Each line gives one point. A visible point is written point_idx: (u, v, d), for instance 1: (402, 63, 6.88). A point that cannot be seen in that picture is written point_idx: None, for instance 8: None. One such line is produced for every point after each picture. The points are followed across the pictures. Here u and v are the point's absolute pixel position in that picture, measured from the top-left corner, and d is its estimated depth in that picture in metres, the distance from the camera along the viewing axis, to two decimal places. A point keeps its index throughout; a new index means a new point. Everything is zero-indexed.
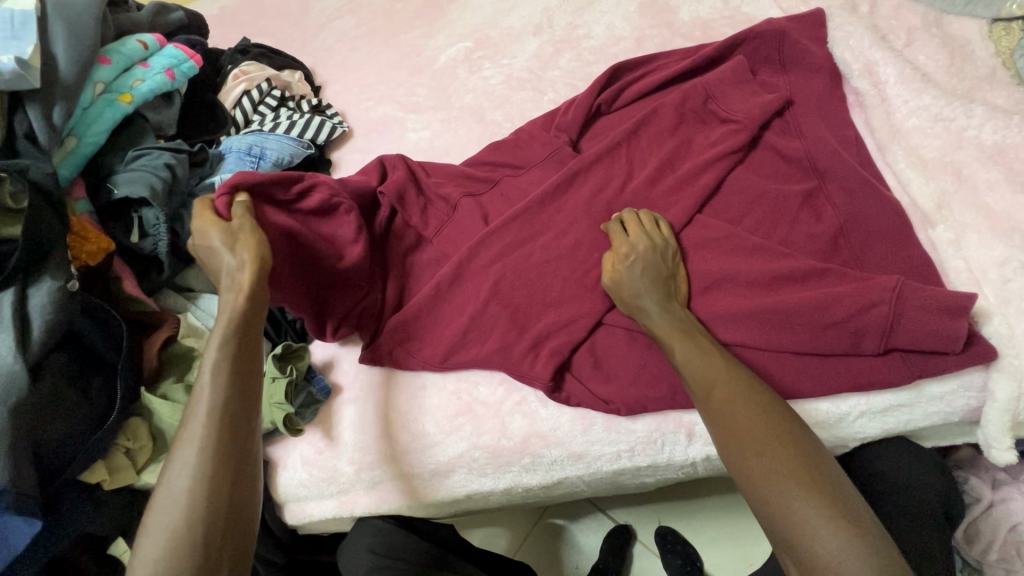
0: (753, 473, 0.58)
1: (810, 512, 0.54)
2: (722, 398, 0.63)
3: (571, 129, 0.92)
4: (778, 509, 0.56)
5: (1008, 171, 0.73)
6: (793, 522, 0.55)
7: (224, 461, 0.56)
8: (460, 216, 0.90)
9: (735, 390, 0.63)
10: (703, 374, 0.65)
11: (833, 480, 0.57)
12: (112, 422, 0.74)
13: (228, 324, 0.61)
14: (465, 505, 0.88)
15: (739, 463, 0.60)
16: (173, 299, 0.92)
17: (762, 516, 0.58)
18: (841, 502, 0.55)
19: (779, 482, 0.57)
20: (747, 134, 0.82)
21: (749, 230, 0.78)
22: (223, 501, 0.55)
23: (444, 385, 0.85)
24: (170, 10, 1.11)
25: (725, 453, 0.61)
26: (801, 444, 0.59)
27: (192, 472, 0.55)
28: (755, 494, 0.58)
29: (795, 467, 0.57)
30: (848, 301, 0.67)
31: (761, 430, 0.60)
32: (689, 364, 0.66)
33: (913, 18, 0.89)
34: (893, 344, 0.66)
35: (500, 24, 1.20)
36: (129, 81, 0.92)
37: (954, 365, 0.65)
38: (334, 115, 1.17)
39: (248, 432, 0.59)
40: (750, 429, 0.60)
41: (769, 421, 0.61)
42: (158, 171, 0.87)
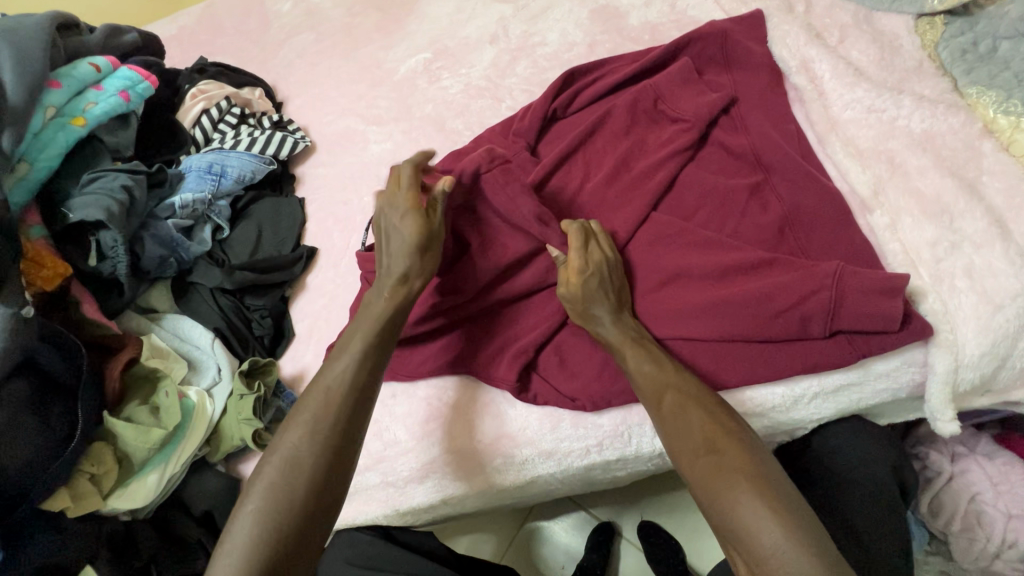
0: (702, 472, 0.60)
1: (756, 508, 0.56)
2: (670, 401, 0.66)
3: (528, 134, 0.95)
4: (725, 501, 0.57)
5: (936, 157, 0.77)
6: (734, 512, 0.56)
7: (343, 424, 0.64)
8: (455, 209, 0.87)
9: (684, 396, 0.66)
10: (654, 381, 0.67)
11: (777, 478, 0.59)
12: (75, 447, 0.73)
13: (375, 324, 0.71)
14: (443, 511, 0.89)
15: (690, 462, 0.61)
16: (136, 320, 0.93)
17: (709, 514, 0.59)
18: (783, 497, 0.56)
19: (727, 480, 0.58)
20: (695, 132, 0.85)
21: (700, 225, 0.81)
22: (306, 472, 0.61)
23: (416, 391, 0.86)
24: (124, 31, 1.11)
25: (676, 453, 0.63)
26: (747, 443, 0.62)
27: (303, 440, 0.63)
28: (703, 494, 0.59)
29: (741, 462, 0.59)
30: (792, 289, 0.69)
31: (707, 426, 0.63)
32: (643, 371, 0.68)
33: (845, 15, 0.93)
34: (838, 326, 0.68)
35: (457, 34, 1.22)
36: (82, 104, 0.91)
37: (896, 343, 0.67)
38: (296, 130, 1.18)
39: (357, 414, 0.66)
40: (703, 429, 0.63)
41: (721, 423, 0.63)
42: (114, 195, 0.86)
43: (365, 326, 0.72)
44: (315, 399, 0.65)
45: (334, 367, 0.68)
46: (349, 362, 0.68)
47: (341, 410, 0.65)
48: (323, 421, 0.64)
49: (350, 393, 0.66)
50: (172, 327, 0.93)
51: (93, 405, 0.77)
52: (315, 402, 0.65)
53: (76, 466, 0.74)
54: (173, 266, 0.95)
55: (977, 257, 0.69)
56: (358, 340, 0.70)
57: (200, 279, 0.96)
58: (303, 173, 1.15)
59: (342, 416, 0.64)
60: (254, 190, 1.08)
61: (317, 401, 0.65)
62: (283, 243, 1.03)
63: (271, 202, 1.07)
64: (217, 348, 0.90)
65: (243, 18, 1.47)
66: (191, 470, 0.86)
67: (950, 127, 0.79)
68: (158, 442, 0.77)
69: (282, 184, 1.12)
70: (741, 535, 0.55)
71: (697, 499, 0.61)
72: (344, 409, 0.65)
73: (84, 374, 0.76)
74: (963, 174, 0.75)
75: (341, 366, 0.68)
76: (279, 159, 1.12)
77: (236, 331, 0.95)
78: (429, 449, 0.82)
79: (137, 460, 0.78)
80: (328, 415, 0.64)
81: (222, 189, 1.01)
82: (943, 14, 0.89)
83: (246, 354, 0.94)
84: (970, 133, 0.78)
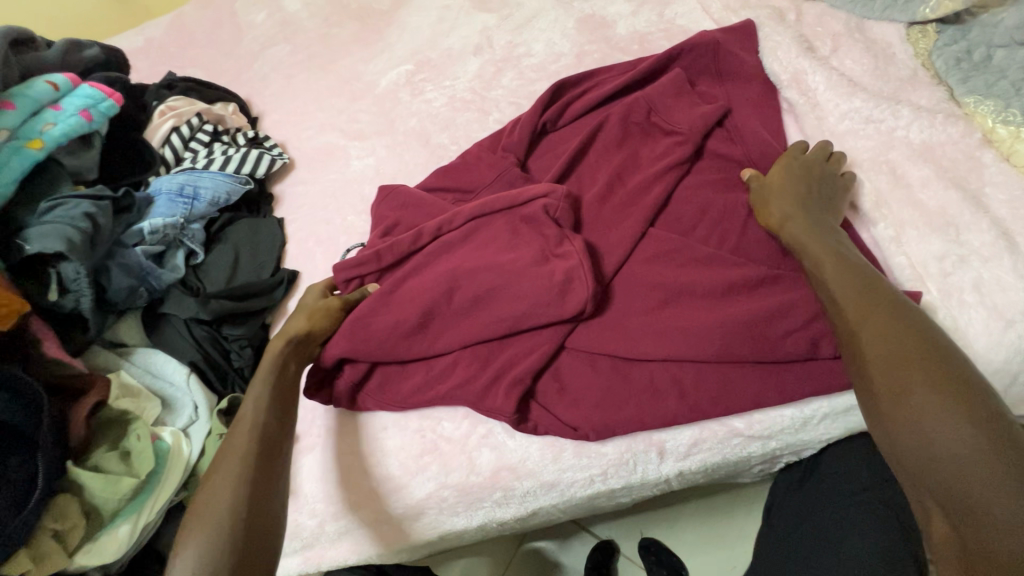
0: (891, 395, 0.54)
1: (964, 445, 0.49)
2: (864, 323, 0.58)
3: (518, 149, 0.91)
4: (918, 425, 0.52)
5: (938, 167, 0.75)
6: (923, 438, 0.51)
7: (267, 445, 0.66)
8: (489, 225, 0.83)
9: (878, 313, 0.58)
10: (848, 295, 0.61)
11: (997, 417, 0.50)
12: (36, 503, 0.67)
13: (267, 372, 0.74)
14: (441, 546, 0.85)
15: (877, 382, 0.55)
16: (103, 355, 0.87)
17: (888, 439, 0.54)
18: (1000, 438, 0.49)
19: (926, 408, 0.52)
20: (691, 144, 0.83)
21: (699, 241, 0.80)
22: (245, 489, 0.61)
23: (404, 420, 0.82)
24: (83, 47, 1.05)
25: (859, 369, 0.57)
26: (958, 375, 0.53)
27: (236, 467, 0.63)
28: (883, 418, 0.54)
29: (944, 390, 0.52)
30: (800, 310, 0.70)
31: (904, 348, 0.55)
32: (840, 278, 0.62)
33: (836, 25, 0.91)
34: None
35: (439, 45, 1.18)
36: (38, 126, 0.85)
37: None
38: (273, 146, 1.12)
39: (278, 441, 0.68)
40: (894, 349, 0.55)
41: (926, 348, 0.55)
42: (76, 224, 0.80)
43: (262, 378, 0.73)
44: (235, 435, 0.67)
45: (245, 412, 0.70)
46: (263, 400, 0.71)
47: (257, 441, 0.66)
48: (251, 446, 0.65)
49: (263, 420, 0.68)
50: (144, 362, 0.87)
51: (56, 454, 0.71)
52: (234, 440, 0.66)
53: (38, 524, 0.68)
54: (144, 296, 0.89)
55: (985, 270, 0.67)
56: (261, 385, 0.72)
57: (172, 310, 0.90)
58: (282, 192, 1.09)
59: (262, 439, 0.67)
60: (230, 212, 1.03)
61: (235, 435, 0.67)
62: (263, 267, 0.97)
63: (248, 224, 1.02)
64: (194, 385, 0.85)
65: (214, 29, 1.41)
66: (167, 517, 0.80)
67: (949, 137, 0.77)
68: (129, 492, 0.72)
69: (260, 205, 1.07)
70: (932, 463, 0.50)
71: (876, 424, 0.56)
72: (265, 438, 0.67)
73: (44, 422, 0.70)
74: (965, 185, 0.73)
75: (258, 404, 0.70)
76: (255, 178, 1.07)
77: (213, 364, 0.89)
78: (424, 485, 0.78)
79: (106, 512, 0.72)
80: (247, 446, 0.65)
81: (195, 213, 0.95)
82: (934, 22, 0.88)
83: (225, 389, 0.90)
84: (969, 143, 0.76)
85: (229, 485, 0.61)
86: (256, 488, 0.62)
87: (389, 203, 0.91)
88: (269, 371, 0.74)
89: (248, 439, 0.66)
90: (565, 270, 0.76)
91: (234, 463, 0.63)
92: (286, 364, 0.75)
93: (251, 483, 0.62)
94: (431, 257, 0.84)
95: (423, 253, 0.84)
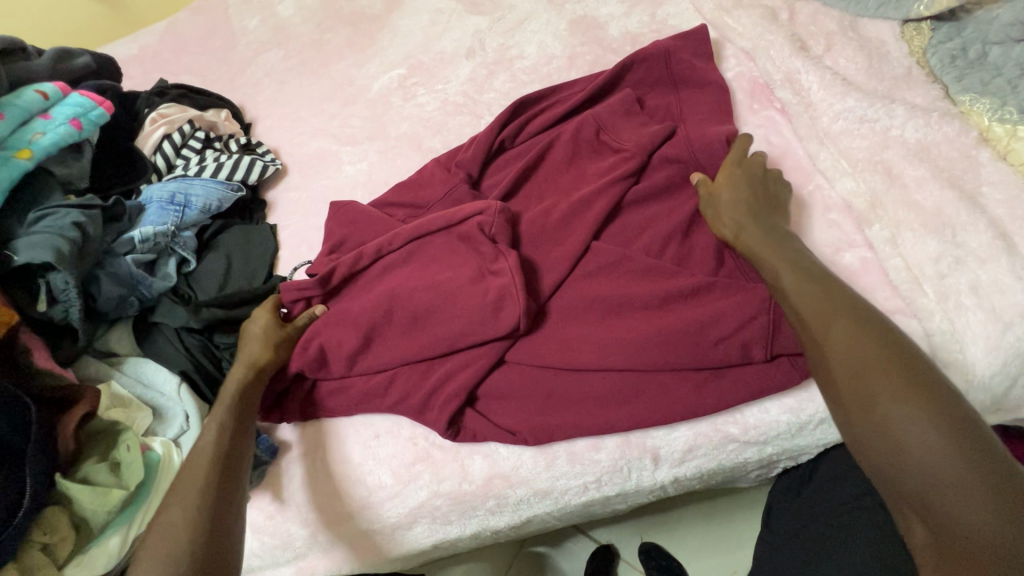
0: (854, 397, 0.53)
1: (929, 444, 0.48)
2: (824, 327, 0.58)
3: (471, 166, 0.91)
4: (883, 426, 0.51)
5: (933, 167, 0.74)
6: (890, 438, 0.50)
7: (222, 474, 0.65)
8: (432, 243, 0.85)
9: (837, 317, 0.58)
10: (807, 301, 0.61)
11: (959, 414, 0.50)
12: (24, 516, 0.66)
13: (227, 399, 0.73)
14: (436, 554, 0.84)
15: (842, 385, 0.55)
16: (95, 366, 0.87)
17: (855, 442, 0.53)
18: (963, 435, 0.48)
19: (891, 408, 0.51)
20: (636, 161, 0.83)
21: (641, 250, 0.80)
22: (196, 523, 0.61)
23: (398, 428, 0.81)
24: (75, 55, 1.05)
25: (824, 373, 0.57)
26: (918, 373, 0.53)
27: (187, 501, 0.62)
28: (849, 421, 0.53)
29: (905, 390, 0.51)
30: (730, 317, 0.70)
31: (865, 349, 0.55)
32: (800, 287, 0.62)
33: (830, 23, 0.90)
34: (778, 350, 0.69)
35: (432, 48, 1.17)
36: (27, 136, 0.85)
37: None
38: (265, 153, 1.12)
39: (234, 470, 0.67)
40: (856, 350, 0.55)
41: (887, 348, 0.55)
42: (65, 233, 0.79)
43: (219, 408, 0.72)
44: (189, 468, 0.66)
45: (199, 442, 0.69)
46: (220, 426, 0.70)
47: (211, 472, 0.65)
48: (203, 478, 0.64)
49: (216, 449, 0.68)
50: (134, 372, 0.87)
51: (45, 466, 0.70)
52: (188, 472, 0.66)
53: (27, 537, 0.68)
54: (134, 305, 0.89)
55: (983, 271, 0.66)
56: (218, 412, 0.72)
57: (163, 319, 0.89)
58: (275, 198, 1.09)
59: (215, 469, 0.66)
60: (222, 219, 1.02)
61: (190, 466, 0.66)
62: (255, 275, 0.96)
63: (240, 231, 1.01)
64: (185, 395, 0.84)
65: (208, 35, 1.40)
66: None
67: (945, 136, 0.76)
68: (119, 503, 0.71)
69: (253, 211, 1.07)
70: (899, 463, 0.49)
71: (843, 428, 0.54)
72: (219, 468, 0.66)
73: (33, 435, 0.69)
74: (962, 185, 0.72)
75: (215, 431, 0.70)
76: (247, 185, 1.06)
77: (206, 373, 0.88)
78: (417, 495, 0.77)
79: (96, 525, 0.71)
80: (200, 477, 0.65)
81: (186, 220, 0.94)
82: (929, 19, 0.87)
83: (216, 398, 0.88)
84: (965, 141, 0.75)
85: (179, 520, 0.61)
86: (210, 520, 0.61)
87: (335, 221, 0.92)
88: (227, 400, 0.73)
89: (201, 470, 0.65)
90: (498, 288, 0.77)
91: (186, 497, 0.63)
92: (249, 391, 0.75)
93: (203, 516, 0.61)
94: (375, 277, 0.86)
95: (369, 272, 0.86)
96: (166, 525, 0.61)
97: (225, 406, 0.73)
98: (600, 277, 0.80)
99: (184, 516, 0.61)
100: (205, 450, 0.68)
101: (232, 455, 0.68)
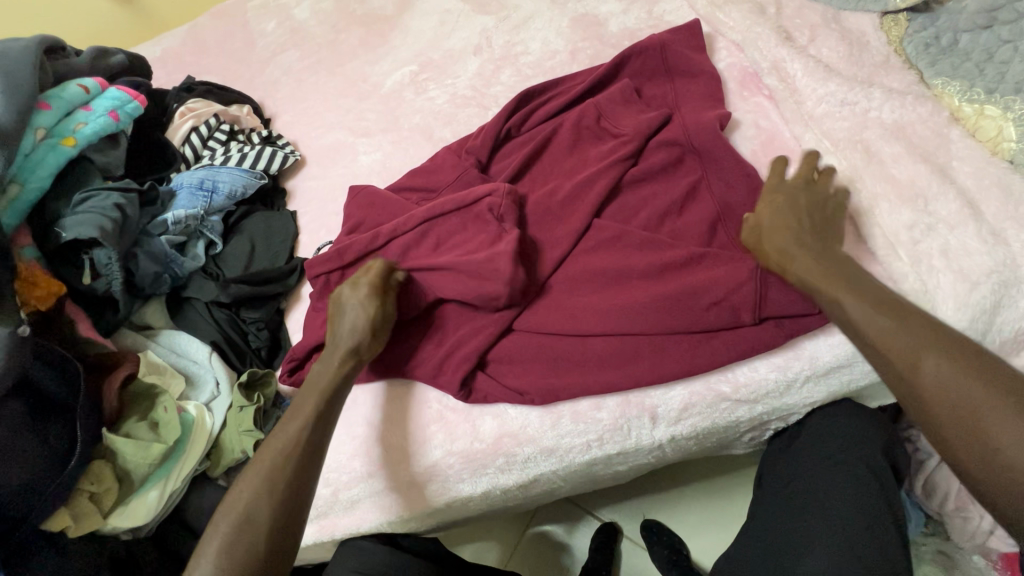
0: (988, 452, 0.48)
1: None
2: (925, 368, 0.53)
3: (480, 151, 0.98)
4: None
5: (908, 144, 0.80)
6: None
7: (297, 469, 0.67)
8: (444, 224, 0.90)
9: (935, 353, 0.53)
10: (899, 341, 0.55)
11: None
12: (75, 466, 0.73)
13: (321, 390, 0.74)
14: (448, 515, 0.90)
15: (968, 439, 0.49)
16: (131, 337, 0.93)
17: (1011, 507, 0.47)
18: None
19: None
20: (634, 144, 0.89)
21: (639, 227, 0.86)
22: (265, 518, 0.63)
23: (415, 391, 0.87)
24: (110, 54, 1.12)
25: (938, 425, 0.51)
26: None
27: (259, 493, 0.65)
28: (989, 480, 0.48)
29: None
30: (721, 284, 0.76)
31: (979, 385, 0.50)
32: (876, 324, 0.57)
33: (814, 16, 0.97)
34: (765, 313, 0.75)
35: (442, 46, 1.24)
36: (72, 125, 0.92)
37: (817, 323, 0.74)
38: (285, 144, 1.19)
39: (309, 466, 0.68)
40: (968, 389, 0.50)
41: (998, 377, 0.50)
42: (107, 213, 0.86)
43: (314, 393, 0.74)
44: (266, 455, 0.68)
45: (283, 431, 0.70)
46: (311, 413, 0.72)
47: (289, 466, 0.67)
48: (277, 471, 0.66)
49: (301, 442, 0.69)
50: (168, 343, 0.93)
51: (91, 422, 0.76)
52: (264, 459, 0.67)
53: (76, 486, 0.74)
54: (167, 282, 0.96)
55: (952, 237, 0.72)
56: (312, 399, 0.73)
57: (195, 294, 0.97)
58: (295, 187, 1.16)
59: (295, 464, 0.67)
60: (246, 205, 1.08)
61: (269, 452, 0.68)
62: (277, 256, 1.03)
63: (263, 216, 1.08)
64: (216, 363, 0.91)
65: (228, 38, 1.48)
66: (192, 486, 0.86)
67: (919, 116, 0.82)
68: (158, 457, 0.77)
69: (272, 199, 1.13)
70: None
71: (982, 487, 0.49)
72: (297, 460, 0.68)
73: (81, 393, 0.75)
74: (934, 160, 0.78)
75: (303, 418, 0.71)
76: (269, 174, 1.13)
77: (234, 346, 0.95)
78: (432, 454, 0.83)
79: (137, 477, 0.77)
80: (275, 471, 0.66)
81: (214, 205, 1.01)
82: (906, 11, 0.93)
83: (243, 366, 0.95)
84: (936, 121, 0.82)
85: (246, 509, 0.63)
86: (276, 514, 0.64)
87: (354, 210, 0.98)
88: (320, 391, 0.74)
89: (278, 460, 0.67)
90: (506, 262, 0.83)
91: (259, 486, 0.65)
92: (345, 381, 0.76)
93: (273, 510, 0.64)
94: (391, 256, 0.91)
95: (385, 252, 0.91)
96: (234, 509, 0.64)
97: (317, 393, 0.73)
98: (602, 252, 0.86)
99: (256, 506, 0.64)
100: (289, 437, 0.69)
101: (314, 447, 0.70)
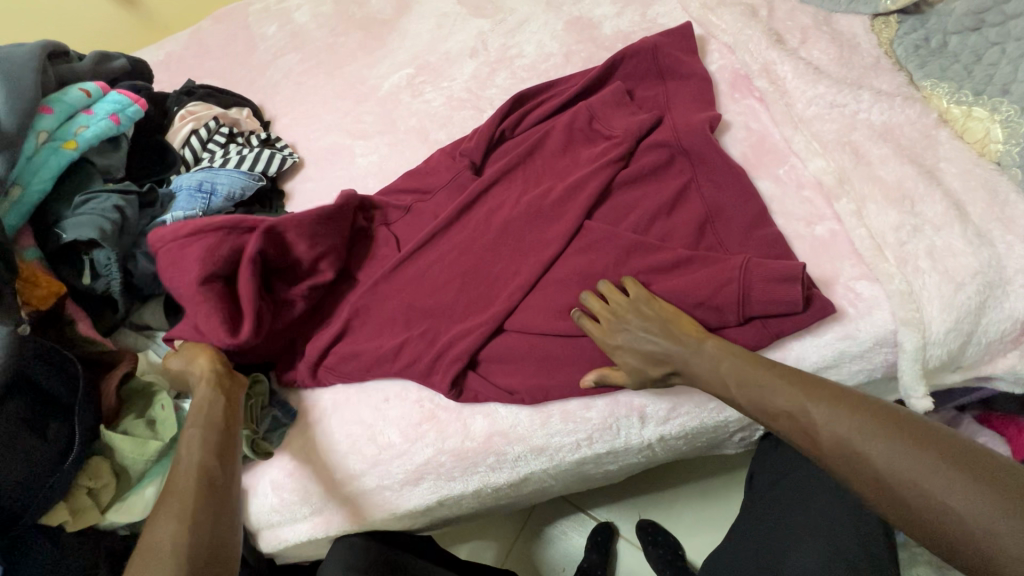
0: (864, 475, 0.56)
1: (956, 497, 0.50)
2: (807, 411, 0.61)
3: (474, 153, 0.98)
4: (906, 494, 0.53)
5: (896, 146, 0.81)
6: (923, 503, 0.52)
7: (207, 487, 0.64)
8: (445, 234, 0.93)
9: (814, 403, 0.61)
10: (785, 399, 0.63)
11: (957, 447, 0.53)
12: (74, 462, 0.75)
13: (205, 419, 0.71)
14: (440, 513, 0.91)
15: (849, 468, 0.57)
16: (132, 337, 0.95)
17: (899, 520, 0.54)
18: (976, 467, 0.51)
19: (902, 468, 0.53)
20: (624, 146, 0.90)
21: (629, 228, 0.86)
22: (191, 532, 0.60)
23: (405, 390, 0.87)
24: (112, 58, 1.14)
25: (825, 460, 0.59)
26: (902, 423, 0.56)
27: (175, 517, 0.61)
28: (874, 498, 0.55)
29: (906, 447, 0.54)
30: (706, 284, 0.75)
31: (850, 420, 0.58)
32: (766, 392, 0.65)
33: (805, 18, 0.97)
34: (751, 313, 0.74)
35: (438, 49, 1.26)
36: (73, 128, 0.94)
37: (802, 322, 0.72)
38: (283, 147, 1.20)
39: (223, 483, 0.66)
40: (841, 424, 0.58)
41: (864, 410, 0.58)
42: (107, 214, 0.88)
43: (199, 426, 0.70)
44: (174, 486, 0.64)
45: (183, 459, 0.67)
46: (209, 437, 0.69)
47: (200, 491, 0.64)
48: (190, 493, 0.63)
49: (201, 463, 0.66)
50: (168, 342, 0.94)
51: (90, 419, 0.78)
52: (172, 489, 0.64)
53: (76, 481, 0.76)
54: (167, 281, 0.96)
55: (938, 239, 0.73)
56: (197, 429, 0.70)
57: None
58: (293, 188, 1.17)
59: (206, 482, 0.65)
60: (245, 208, 1.09)
61: (175, 483, 0.64)
62: None
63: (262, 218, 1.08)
64: None
65: (230, 41, 1.50)
66: None
67: (908, 118, 0.83)
68: (155, 453, 0.79)
69: (270, 200, 1.14)
70: (937, 527, 0.50)
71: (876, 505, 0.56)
72: (210, 479, 0.65)
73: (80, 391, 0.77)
74: (921, 161, 0.79)
75: (201, 443, 0.69)
76: (268, 176, 1.14)
77: None
78: (423, 452, 0.84)
79: (135, 474, 0.79)
80: (189, 496, 0.63)
81: (212, 207, 1.01)
82: (896, 13, 0.93)
83: None
84: (925, 123, 0.83)
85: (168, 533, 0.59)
86: (205, 527, 0.61)
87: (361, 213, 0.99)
88: (199, 420, 0.71)
89: (189, 485, 0.64)
90: None
91: (175, 512, 0.61)
92: (221, 406, 0.74)
93: (196, 526, 0.61)
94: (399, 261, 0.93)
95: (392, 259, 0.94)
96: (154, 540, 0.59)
97: (204, 422, 0.71)
98: (592, 253, 0.86)
99: (175, 529, 0.60)
100: (195, 465, 0.66)
101: (220, 467, 0.67)
